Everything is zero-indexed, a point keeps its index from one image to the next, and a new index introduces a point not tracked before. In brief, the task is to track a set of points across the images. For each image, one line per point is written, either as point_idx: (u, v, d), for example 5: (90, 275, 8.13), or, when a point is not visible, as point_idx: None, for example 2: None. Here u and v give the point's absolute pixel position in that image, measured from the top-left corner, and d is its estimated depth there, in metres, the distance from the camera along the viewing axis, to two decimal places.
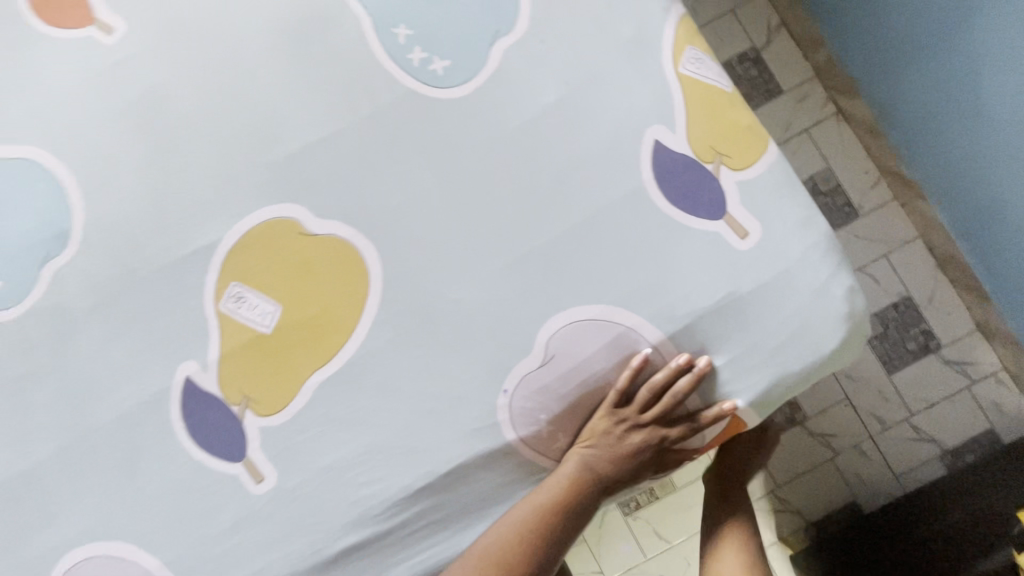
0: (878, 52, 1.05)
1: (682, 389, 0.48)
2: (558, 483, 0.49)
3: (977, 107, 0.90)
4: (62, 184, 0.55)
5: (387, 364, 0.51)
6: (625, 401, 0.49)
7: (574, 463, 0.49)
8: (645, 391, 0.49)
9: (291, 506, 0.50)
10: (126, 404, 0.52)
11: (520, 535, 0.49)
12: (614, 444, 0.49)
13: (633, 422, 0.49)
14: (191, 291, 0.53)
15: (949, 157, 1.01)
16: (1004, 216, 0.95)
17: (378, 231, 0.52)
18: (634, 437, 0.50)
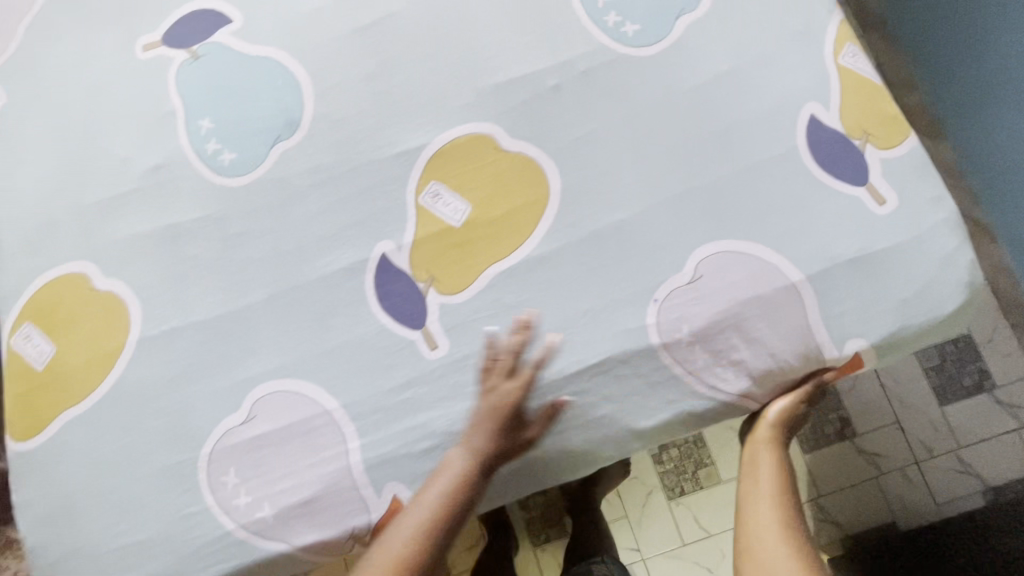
0: None
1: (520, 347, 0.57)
2: (490, 432, 0.55)
3: None
4: (298, 82, 0.65)
5: (557, 266, 0.59)
6: (528, 364, 0.57)
7: (519, 420, 0.56)
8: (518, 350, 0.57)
9: (457, 372, 0.58)
10: (327, 268, 0.61)
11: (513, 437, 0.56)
12: (512, 402, 0.56)
13: (506, 380, 0.57)
14: (396, 184, 0.62)
15: None
16: None
17: (561, 155, 0.61)
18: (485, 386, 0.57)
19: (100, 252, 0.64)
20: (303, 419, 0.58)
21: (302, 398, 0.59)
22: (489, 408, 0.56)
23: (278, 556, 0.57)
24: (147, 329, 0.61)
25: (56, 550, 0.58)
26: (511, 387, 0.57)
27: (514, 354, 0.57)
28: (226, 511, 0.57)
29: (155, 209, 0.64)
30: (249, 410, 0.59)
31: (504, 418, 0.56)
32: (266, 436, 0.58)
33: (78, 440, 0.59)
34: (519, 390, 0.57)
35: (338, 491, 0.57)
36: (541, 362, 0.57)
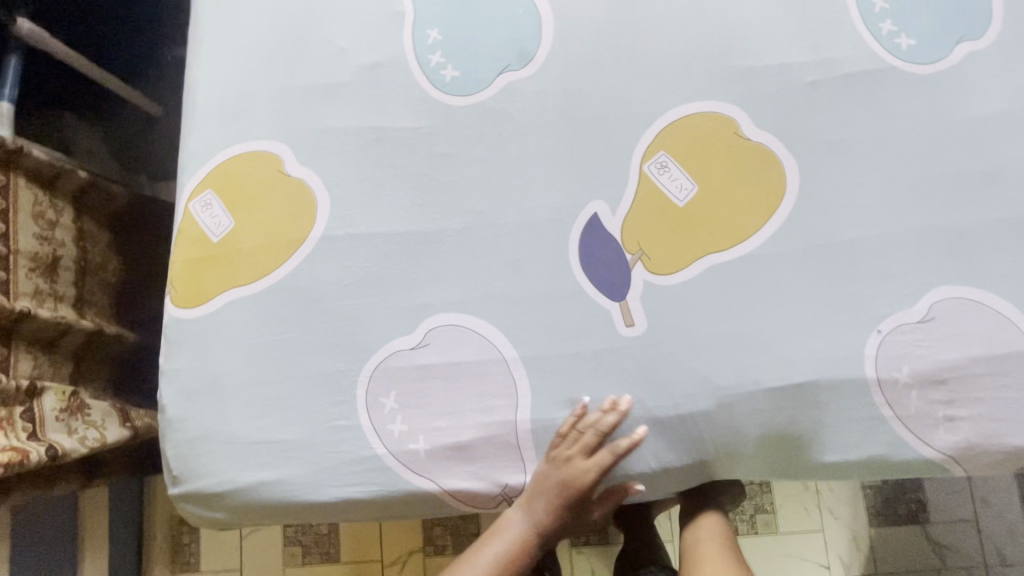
0: None
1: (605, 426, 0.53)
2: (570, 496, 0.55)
3: None
4: (539, 13, 0.61)
5: (778, 271, 0.55)
6: (614, 450, 0.53)
7: (582, 496, 0.55)
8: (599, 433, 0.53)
9: (650, 355, 0.54)
10: (533, 213, 0.57)
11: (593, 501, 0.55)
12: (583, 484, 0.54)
13: (589, 463, 0.54)
14: (622, 144, 0.58)
15: None
16: None
17: (806, 158, 0.57)
18: (562, 465, 0.54)
19: (296, 139, 0.61)
20: (476, 360, 0.55)
21: (479, 338, 0.56)
22: (563, 487, 0.54)
23: (420, 493, 0.54)
24: (331, 229, 0.58)
25: (196, 429, 0.55)
26: (590, 469, 0.54)
27: (597, 437, 0.53)
28: (378, 434, 0.54)
29: (362, 108, 0.61)
30: (423, 337, 0.56)
31: (575, 497, 0.55)
32: (433, 369, 0.55)
33: (238, 323, 0.57)
34: (596, 473, 0.54)
35: (497, 443, 0.55)
36: (618, 448, 0.53)
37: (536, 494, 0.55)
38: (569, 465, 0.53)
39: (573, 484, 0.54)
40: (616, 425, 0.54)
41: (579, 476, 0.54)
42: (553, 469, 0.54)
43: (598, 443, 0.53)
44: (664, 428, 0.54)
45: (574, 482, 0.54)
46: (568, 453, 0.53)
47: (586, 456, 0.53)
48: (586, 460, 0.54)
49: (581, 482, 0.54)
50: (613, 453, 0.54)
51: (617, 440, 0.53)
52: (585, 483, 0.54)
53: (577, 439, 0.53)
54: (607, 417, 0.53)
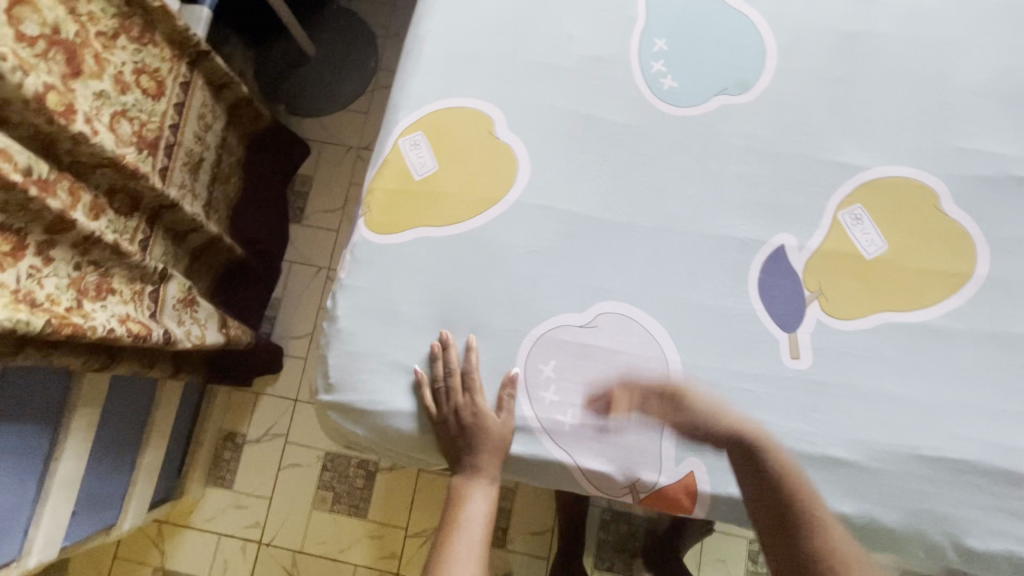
0: None
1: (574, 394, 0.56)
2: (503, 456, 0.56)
3: None
4: (765, 49, 0.64)
5: (951, 346, 0.56)
6: (469, 375, 0.56)
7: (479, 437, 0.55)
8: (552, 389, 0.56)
9: (809, 392, 0.55)
10: (720, 229, 0.59)
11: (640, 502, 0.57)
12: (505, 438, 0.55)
13: (461, 394, 0.56)
14: (820, 189, 0.60)
15: None
16: None
17: (998, 246, 0.58)
18: (467, 412, 0.55)
19: (511, 105, 0.64)
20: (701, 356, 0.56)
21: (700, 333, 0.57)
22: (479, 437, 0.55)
23: (455, 415, 0.56)
24: (527, 195, 0.61)
25: (361, 345, 0.58)
26: (466, 402, 0.55)
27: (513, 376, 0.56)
28: (529, 396, 0.56)
29: (579, 94, 0.64)
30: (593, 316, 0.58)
31: (494, 452, 0.55)
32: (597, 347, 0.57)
33: (423, 259, 0.59)
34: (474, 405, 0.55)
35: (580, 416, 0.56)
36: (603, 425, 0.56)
37: (461, 452, 0.56)
38: (467, 407, 0.55)
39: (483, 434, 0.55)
40: (601, 402, 0.56)
41: (454, 409, 0.56)
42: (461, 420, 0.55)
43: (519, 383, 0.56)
44: (808, 469, 0.54)
45: (481, 427, 0.55)
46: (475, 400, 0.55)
47: (464, 390, 0.56)
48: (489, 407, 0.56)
49: (487, 427, 0.55)
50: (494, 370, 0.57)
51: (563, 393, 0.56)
52: (493, 427, 0.55)
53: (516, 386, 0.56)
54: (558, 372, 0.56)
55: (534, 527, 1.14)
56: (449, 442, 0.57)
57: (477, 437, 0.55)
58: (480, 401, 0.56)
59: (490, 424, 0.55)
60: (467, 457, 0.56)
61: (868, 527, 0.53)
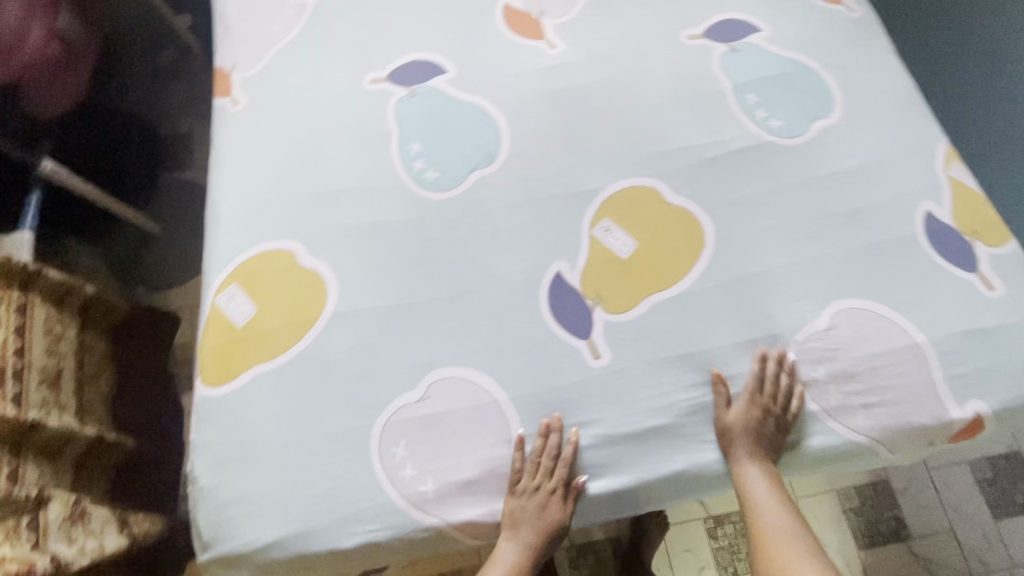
0: None
1: (437, 459, 0.62)
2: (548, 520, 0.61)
3: None
4: (497, 123, 0.79)
5: (709, 301, 0.68)
6: (550, 461, 0.62)
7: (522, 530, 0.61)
8: (419, 460, 0.62)
9: (617, 380, 0.65)
10: (505, 276, 0.70)
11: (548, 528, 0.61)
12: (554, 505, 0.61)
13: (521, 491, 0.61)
14: (574, 217, 0.73)
15: None
16: None
17: (716, 213, 0.73)
18: (524, 488, 0.61)
19: (306, 235, 0.73)
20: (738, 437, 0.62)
21: (742, 423, 0.62)
22: (533, 509, 0.61)
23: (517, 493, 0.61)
24: (339, 305, 0.69)
25: (226, 494, 0.62)
26: (524, 500, 0.61)
27: (388, 458, 0.62)
28: (390, 480, 0.61)
29: (360, 206, 0.75)
30: (769, 387, 0.63)
31: (545, 514, 0.61)
32: (739, 415, 0.63)
33: (262, 396, 0.65)
34: (523, 502, 0.61)
35: (450, 471, 0.62)
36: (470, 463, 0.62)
37: (516, 515, 0.61)
38: (529, 483, 0.61)
39: (539, 506, 0.61)
40: (462, 450, 0.62)
41: (532, 485, 0.61)
42: (518, 495, 0.61)
43: (394, 460, 0.62)
44: (638, 445, 0.63)
45: (536, 502, 0.61)
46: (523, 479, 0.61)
47: (522, 489, 0.61)
48: (544, 480, 0.61)
49: (541, 500, 0.61)
50: (368, 463, 0.62)
51: (431, 454, 0.62)
52: (546, 497, 0.61)
53: (391, 465, 0.62)
54: (547, 444, 0.62)
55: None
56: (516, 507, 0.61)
57: (535, 505, 0.61)
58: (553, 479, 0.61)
59: (551, 497, 0.61)
60: (519, 518, 0.61)
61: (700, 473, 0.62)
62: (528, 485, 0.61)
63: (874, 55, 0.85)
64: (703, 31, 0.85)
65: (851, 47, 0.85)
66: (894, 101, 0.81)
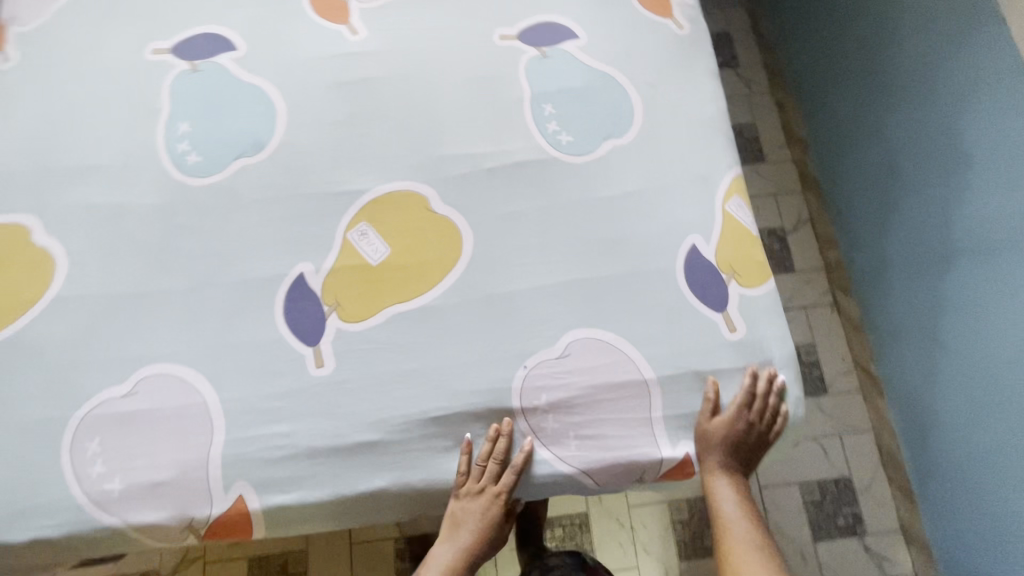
0: (887, 266, 1.27)
1: (131, 456, 0.60)
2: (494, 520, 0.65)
3: (953, 337, 1.11)
4: (275, 110, 0.74)
5: (448, 318, 0.66)
6: (500, 467, 0.63)
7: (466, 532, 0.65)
8: (112, 457, 0.60)
9: (334, 392, 0.63)
10: (245, 273, 0.67)
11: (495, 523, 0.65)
12: (499, 506, 0.64)
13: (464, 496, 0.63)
14: (332, 218, 0.70)
15: (927, 370, 1.19)
16: (955, 429, 1.13)
17: (479, 227, 0.70)
18: (469, 491, 0.63)
19: (45, 210, 0.69)
20: (716, 449, 0.64)
21: (723, 435, 0.64)
22: (481, 510, 0.64)
23: (462, 494, 0.63)
24: (62, 288, 0.66)
25: None
26: (468, 501, 0.64)
27: (80, 453, 0.60)
28: (78, 476, 0.60)
29: (109, 185, 0.71)
30: (757, 406, 0.65)
31: (490, 515, 0.64)
32: (724, 427, 0.64)
33: None
34: (465, 504, 0.63)
35: (140, 470, 0.60)
36: (162, 465, 0.60)
37: (464, 515, 0.64)
38: (475, 486, 0.63)
39: (485, 507, 0.64)
40: (157, 451, 0.61)
41: (479, 489, 0.63)
42: (464, 496, 0.63)
43: (86, 456, 0.60)
44: (343, 459, 0.62)
45: (483, 505, 0.64)
46: (472, 481, 0.63)
47: (467, 492, 0.63)
48: (489, 483, 0.63)
49: (487, 501, 0.63)
50: (58, 456, 0.60)
51: (125, 453, 0.60)
52: (493, 500, 0.63)
53: (81, 460, 0.60)
54: (496, 450, 0.63)
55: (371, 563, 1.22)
56: (461, 506, 0.64)
57: (480, 507, 0.64)
58: (502, 484, 0.63)
59: (499, 501, 0.64)
60: (463, 517, 0.64)
61: (402, 490, 0.62)
62: (475, 488, 0.63)
63: (691, 75, 0.82)
64: (518, 32, 0.81)
65: (670, 64, 0.82)
66: (696, 125, 0.78)
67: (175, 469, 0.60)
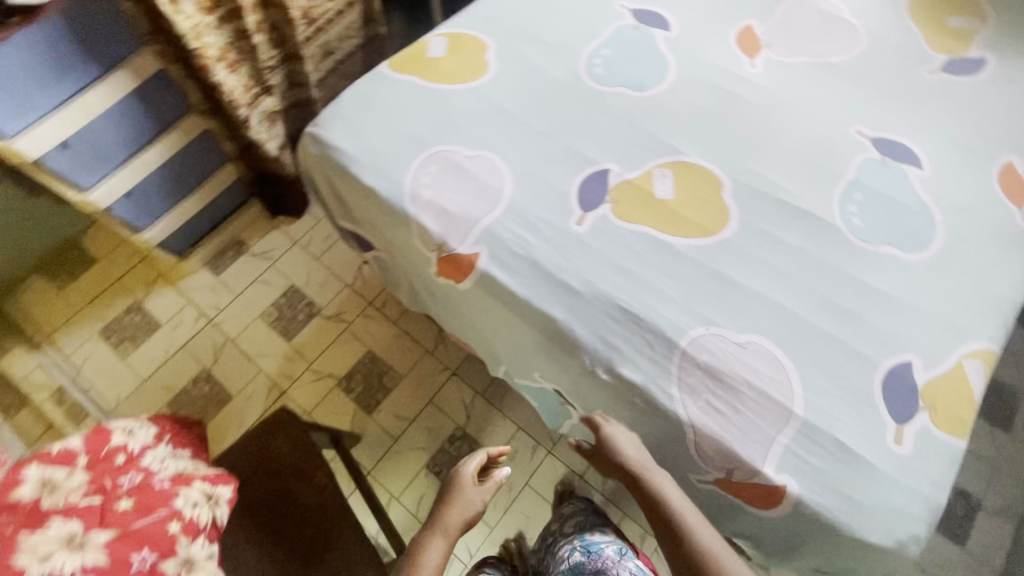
0: None
1: (446, 188, 0.88)
2: (468, 512, 0.88)
3: None
4: (667, 76, 0.98)
5: (679, 261, 0.81)
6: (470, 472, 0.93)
7: (448, 520, 0.86)
8: (437, 181, 0.88)
9: (574, 244, 0.82)
10: (577, 146, 0.91)
11: (468, 515, 0.88)
12: (471, 501, 0.89)
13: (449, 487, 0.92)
14: (653, 154, 0.90)
15: None
16: None
17: (746, 226, 0.84)
18: (446, 490, 0.92)
19: (503, 43, 1.03)
20: (626, 457, 0.76)
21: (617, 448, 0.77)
22: (458, 505, 0.88)
23: (444, 493, 0.91)
24: (481, 84, 0.97)
25: (345, 111, 0.95)
26: (446, 493, 0.91)
27: (425, 167, 0.90)
28: (414, 176, 0.89)
29: (543, 53, 1.02)
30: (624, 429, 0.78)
31: (464, 509, 0.88)
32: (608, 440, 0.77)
33: (403, 89, 0.97)
34: (444, 495, 0.91)
35: (444, 199, 0.87)
36: (456, 205, 0.86)
37: (438, 505, 0.90)
38: (454, 486, 0.92)
39: (461, 506, 0.89)
40: (460, 196, 0.87)
41: (454, 490, 0.91)
42: (445, 492, 0.91)
43: (426, 171, 0.89)
44: (548, 282, 0.80)
45: (462, 502, 0.89)
46: (455, 479, 0.92)
47: (445, 488, 0.92)
48: (465, 486, 0.91)
49: (464, 500, 0.89)
50: (414, 159, 0.90)
51: (445, 184, 0.88)
52: (471, 499, 0.90)
53: (422, 170, 0.89)
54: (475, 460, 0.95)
55: (431, 424, 1.43)
56: (441, 498, 0.91)
57: (454, 501, 0.89)
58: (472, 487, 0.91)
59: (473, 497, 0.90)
60: (442, 507, 0.89)
61: (564, 331, 0.78)
62: (451, 484, 0.92)
63: (1006, 258, 0.84)
64: (875, 136, 0.93)
65: (993, 238, 0.85)
66: (981, 292, 0.81)
67: (461, 212, 0.86)
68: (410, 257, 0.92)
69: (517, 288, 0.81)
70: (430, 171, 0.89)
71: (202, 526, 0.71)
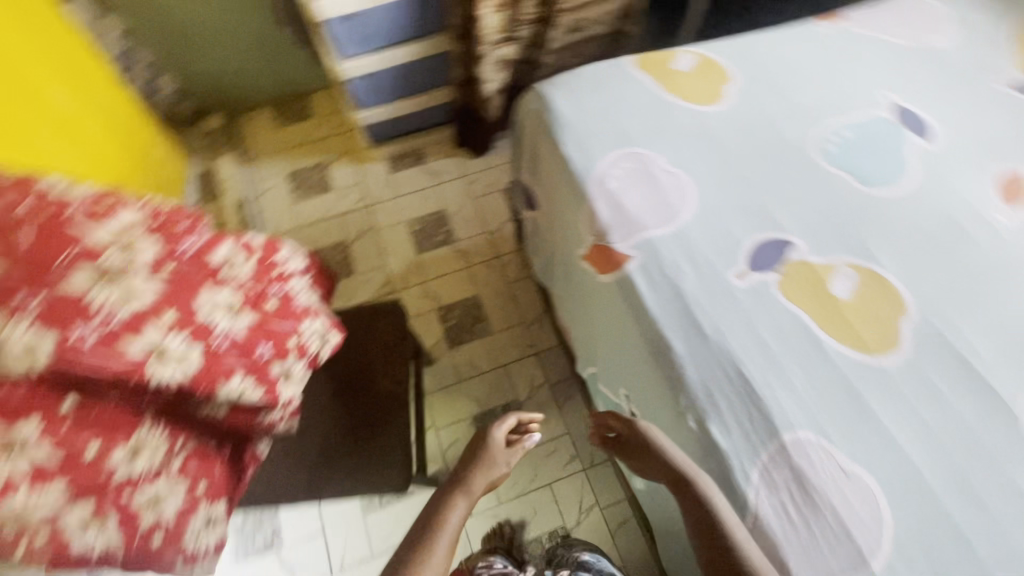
0: None
1: (631, 188, 0.90)
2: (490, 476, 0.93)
3: None
4: (901, 184, 0.91)
5: (822, 361, 0.76)
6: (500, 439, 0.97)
7: (472, 484, 0.90)
8: (627, 178, 0.91)
9: (725, 293, 0.81)
10: (773, 208, 0.89)
11: (489, 479, 0.93)
12: (496, 468, 0.95)
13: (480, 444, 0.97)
14: (847, 250, 0.85)
15: None
16: None
17: (912, 365, 0.76)
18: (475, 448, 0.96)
19: (749, 83, 1.02)
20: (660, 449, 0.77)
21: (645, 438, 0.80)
22: (483, 468, 0.93)
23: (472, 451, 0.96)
24: (709, 111, 0.98)
25: (577, 84, 1.01)
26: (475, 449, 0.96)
27: (621, 162, 0.93)
28: (608, 165, 0.93)
29: (784, 109, 0.99)
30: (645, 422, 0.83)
31: (488, 476, 0.93)
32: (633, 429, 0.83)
33: (637, 86, 1.00)
34: (472, 452, 0.96)
35: (625, 197, 0.90)
36: (633, 207, 0.89)
37: (466, 460, 0.95)
38: (482, 447, 0.96)
39: (485, 471, 0.93)
40: (640, 201, 0.89)
41: (482, 450, 0.96)
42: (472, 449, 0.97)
43: (621, 165, 0.93)
44: (683, 314, 0.80)
45: (488, 467, 0.93)
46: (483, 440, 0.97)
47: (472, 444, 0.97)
48: (492, 450, 0.96)
49: (490, 466, 0.94)
50: (615, 150, 0.94)
51: (632, 185, 0.91)
52: (496, 468, 0.94)
53: (618, 163, 0.93)
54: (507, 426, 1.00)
55: (495, 385, 1.49)
56: (469, 457, 0.95)
57: (479, 462, 0.94)
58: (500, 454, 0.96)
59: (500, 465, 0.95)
60: (469, 465, 0.93)
61: (675, 364, 0.78)
62: (480, 441, 0.97)
63: None
64: None
65: None
66: None
67: (634, 215, 0.88)
68: (567, 232, 0.97)
69: (651, 304, 0.82)
70: (623, 167, 0.93)
71: (309, 352, 0.84)
